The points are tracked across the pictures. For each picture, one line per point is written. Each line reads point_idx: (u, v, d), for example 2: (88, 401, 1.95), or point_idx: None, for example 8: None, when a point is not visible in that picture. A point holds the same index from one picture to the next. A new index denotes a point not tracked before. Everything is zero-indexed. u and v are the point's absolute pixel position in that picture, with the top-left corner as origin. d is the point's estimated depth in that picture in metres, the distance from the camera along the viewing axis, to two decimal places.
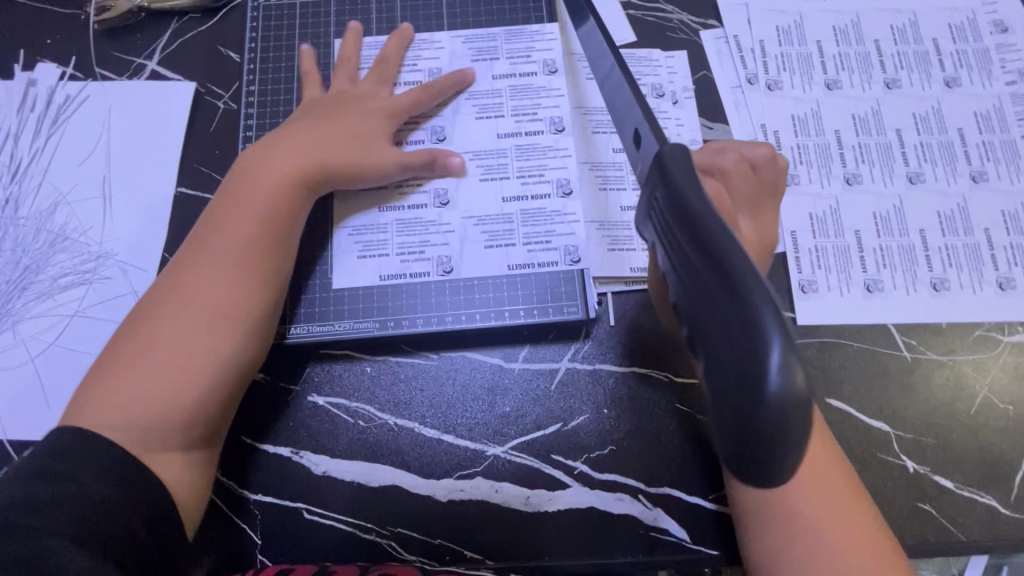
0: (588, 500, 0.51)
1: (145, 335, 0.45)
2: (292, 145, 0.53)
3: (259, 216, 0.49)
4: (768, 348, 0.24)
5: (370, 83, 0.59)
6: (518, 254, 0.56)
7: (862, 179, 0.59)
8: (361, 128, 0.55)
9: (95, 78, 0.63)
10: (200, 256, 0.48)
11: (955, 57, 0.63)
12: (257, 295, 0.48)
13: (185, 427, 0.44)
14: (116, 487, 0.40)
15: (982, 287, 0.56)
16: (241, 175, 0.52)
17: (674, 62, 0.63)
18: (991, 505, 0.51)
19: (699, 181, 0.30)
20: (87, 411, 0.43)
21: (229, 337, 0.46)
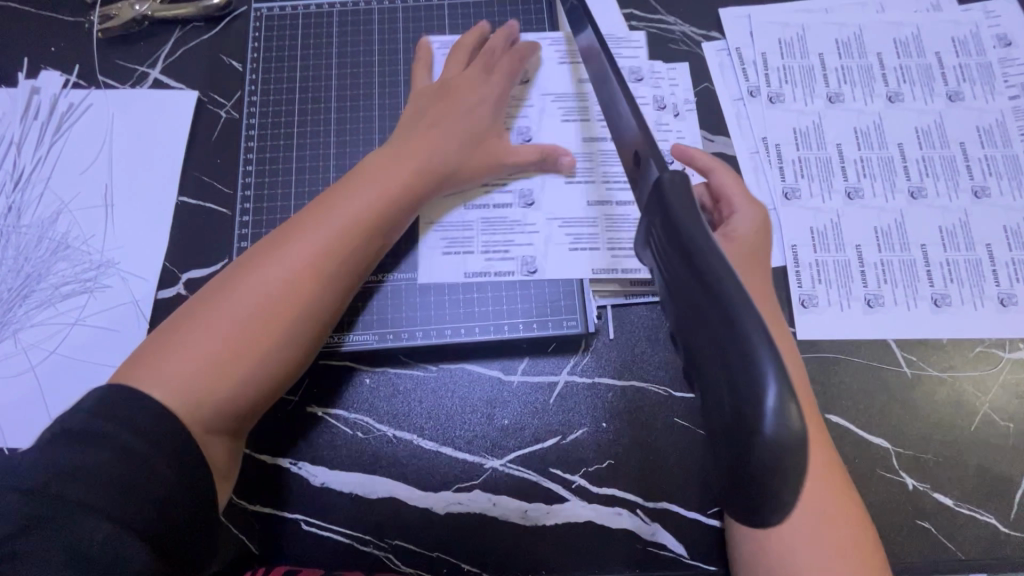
0: (586, 514, 0.51)
1: (221, 310, 0.45)
2: (406, 143, 0.54)
3: (362, 213, 0.50)
4: (765, 389, 0.25)
5: (479, 73, 0.59)
6: (510, 263, 0.57)
7: (863, 193, 0.59)
8: (472, 126, 0.57)
9: (99, 87, 0.63)
10: (294, 242, 0.48)
11: (957, 71, 0.63)
12: (333, 293, 0.48)
13: (238, 415, 0.45)
14: (172, 467, 0.39)
15: (983, 303, 0.56)
16: (351, 173, 0.52)
17: (676, 73, 0.63)
18: (990, 523, 0.50)
19: (697, 211, 0.30)
20: (154, 377, 0.42)
21: (299, 332, 0.47)
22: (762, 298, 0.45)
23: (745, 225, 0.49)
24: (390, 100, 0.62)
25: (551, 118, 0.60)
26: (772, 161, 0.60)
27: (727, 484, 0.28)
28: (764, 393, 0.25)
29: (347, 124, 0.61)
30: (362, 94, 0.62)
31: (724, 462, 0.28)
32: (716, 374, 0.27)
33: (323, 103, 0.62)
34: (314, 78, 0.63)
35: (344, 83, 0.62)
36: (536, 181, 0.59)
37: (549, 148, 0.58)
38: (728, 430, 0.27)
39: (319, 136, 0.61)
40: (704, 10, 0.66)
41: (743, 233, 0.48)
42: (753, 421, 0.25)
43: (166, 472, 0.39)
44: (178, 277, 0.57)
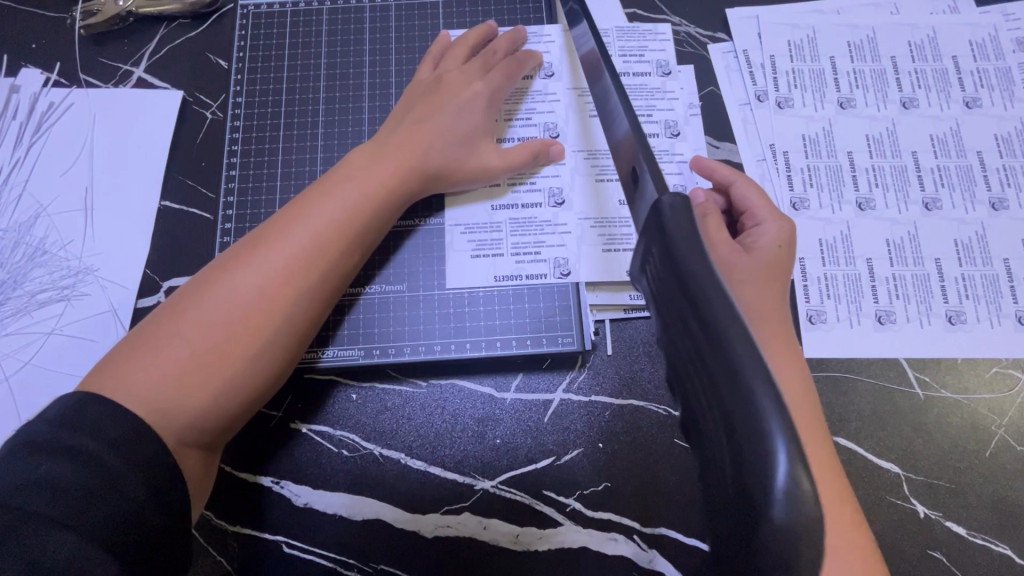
0: (580, 539, 0.49)
1: (193, 317, 0.43)
2: (394, 142, 0.51)
3: (345, 216, 0.47)
4: (775, 464, 0.23)
5: (476, 70, 0.56)
6: (506, 265, 0.54)
7: (875, 204, 0.56)
8: (464, 127, 0.54)
9: (80, 85, 0.61)
10: (272, 245, 0.45)
11: (975, 76, 0.60)
12: (315, 300, 0.46)
13: (213, 428, 0.43)
14: (144, 485, 0.37)
15: (1000, 321, 0.53)
16: (333, 171, 0.50)
17: (681, 76, 0.60)
18: (1006, 555, 0.48)
19: (702, 245, 0.28)
20: (122, 387, 0.40)
21: (276, 341, 0.44)
22: (775, 317, 0.42)
23: (768, 240, 0.46)
24: (381, 102, 0.59)
25: (577, 112, 0.58)
26: (779, 169, 0.58)
27: (732, 545, 0.27)
28: (773, 468, 0.23)
29: (335, 127, 0.59)
30: (352, 96, 0.60)
31: (726, 523, 0.27)
32: (720, 436, 0.25)
33: (312, 104, 0.59)
34: (302, 79, 0.60)
35: (334, 84, 0.60)
36: (566, 178, 0.56)
37: (548, 148, 0.55)
38: (732, 498, 0.25)
39: (306, 139, 0.58)
40: (710, 11, 0.63)
41: (764, 248, 0.45)
42: (762, 495, 0.23)
43: (136, 487, 0.37)
44: (158, 286, 0.55)
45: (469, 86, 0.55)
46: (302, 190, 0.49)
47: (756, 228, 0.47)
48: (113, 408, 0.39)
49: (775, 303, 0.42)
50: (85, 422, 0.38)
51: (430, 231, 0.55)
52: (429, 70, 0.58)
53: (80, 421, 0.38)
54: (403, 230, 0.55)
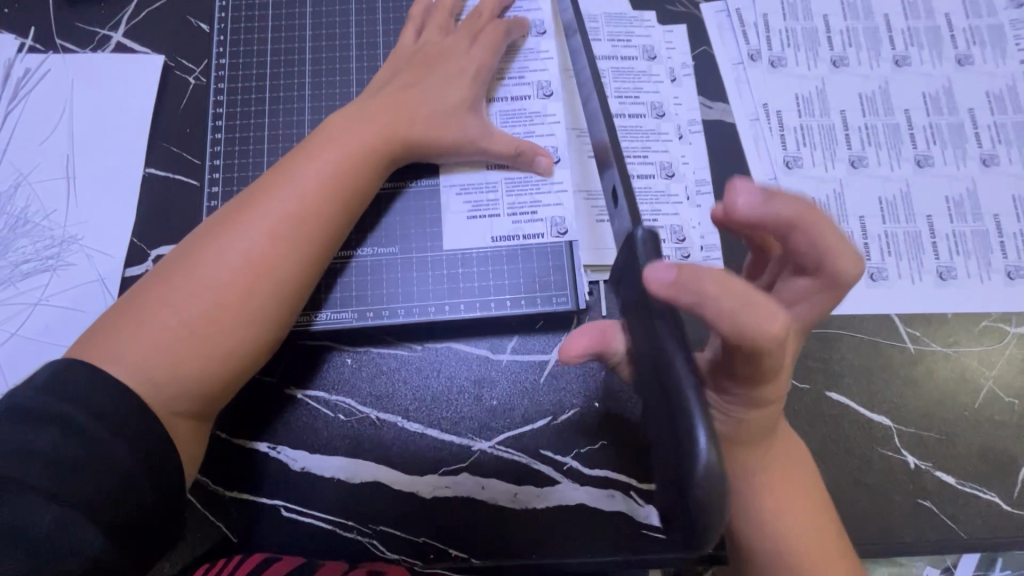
0: (578, 496, 0.49)
1: (179, 284, 0.43)
2: (376, 106, 0.50)
3: (327, 177, 0.47)
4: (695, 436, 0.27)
5: (464, 41, 0.55)
6: (503, 226, 0.54)
7: (867, 162, 0.56)
8: (452, 100, 0.52)
9: (57, 51, 0.59)
10: (255, 209, 0.45)
11: (968, 34, 0.60)
12: (304, 262, 0.46)
13: (206, 394, 0.42)
14: (135, 448, 0.38)
15: (989, 276, 0.54)
16: (315, 133, 0.49)
17: (673, 36, 0.60)
18: (993, 502, 0.49)
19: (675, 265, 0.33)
20: (111, 354, 0.40)
21: (264, 303, 0.44)
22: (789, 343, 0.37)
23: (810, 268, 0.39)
24: (369, 63, 0.58)
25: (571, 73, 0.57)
26: (772, 129, 0.57)
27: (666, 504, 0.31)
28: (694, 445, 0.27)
29: (323, 90, 0.57)
30: (339, 58, 0.58)
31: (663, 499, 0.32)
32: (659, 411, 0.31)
33: (298, 67, 0.58)
34: (287, 41, 0.59)
35: (320, 46, 0.58)
36: (561, 137, 0.55)
37: (532, 151, 0.53)
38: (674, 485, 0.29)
39: (293, 102, 0.57)
40: None
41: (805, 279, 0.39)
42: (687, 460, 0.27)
43: (123, 453, 0.37)
44: (147, 254, 0.54)
45: (456, 60, 0.54)
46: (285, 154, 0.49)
47: (786, 276, 0.41)
48: (104, 373, 0.39)
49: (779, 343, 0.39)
50: (74, 388, 0.38)
51: (420, 192, 0.54)
52: (412, 36, 0.56)
53: (68, 389, 0.38)
54: (395, 191, 0.54)
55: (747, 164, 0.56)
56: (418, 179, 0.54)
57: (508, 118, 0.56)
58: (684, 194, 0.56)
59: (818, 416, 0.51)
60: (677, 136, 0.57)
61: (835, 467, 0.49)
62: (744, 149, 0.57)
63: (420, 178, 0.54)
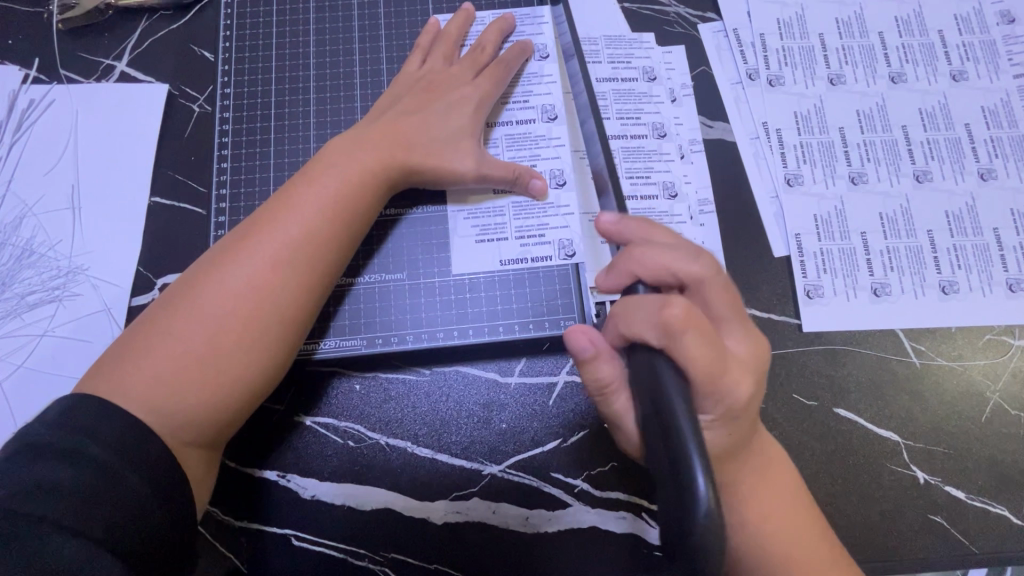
0: (589, 519, 0.49)
1: (183, 313, 0.43)
2: (378, 131, 0.51)
3: (328, 202, 0.47)
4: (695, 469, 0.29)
5: (465, 70, 0.56)
6: (510, 249, 0.54)
7: (867, 178, 0.57)
8: (453, 130, 0.52)
9: (61, 81, 0.59)
10: (257, 236, 0.45)
11: (961, 50, 0.61)
12: (307, 287, 0.46)
13: (212, 422, 0.42)
14: (146, 482, 0.37)
15: (992, 289, 0.54)
16: (316, 157, 0.50)
17: (672, 57, 0.61)
18: (1004, 515, 0.49)
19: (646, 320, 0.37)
20: (119, 387, 0.40)
21: (268, 330, 0.44)
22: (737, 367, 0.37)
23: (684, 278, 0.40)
24: (373, 89, 0.58)
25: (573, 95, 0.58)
26: (772, 147, 0.58)
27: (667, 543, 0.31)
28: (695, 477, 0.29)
29: (327, 115, 0.58)
30: (343, 83, 0.59)
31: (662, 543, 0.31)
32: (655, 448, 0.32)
33: (302, 94, 0.58)
34: (291, 68, 0.59)
35: (324, 72, 0.59)
36: (566, 160, 0.56)
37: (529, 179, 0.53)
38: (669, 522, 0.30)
39: (298, 129, 0.57)
40: None
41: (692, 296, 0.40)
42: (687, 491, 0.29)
43: (135, 483, 0.37)
44: (153, 283, 0.54)
45: (456, 88, 0.54)
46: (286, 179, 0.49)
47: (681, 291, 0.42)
48: (112, 406, 0.39)
49: (749, 351, 0.39)
50: (86, 419, 0.38)
51: (427, 217, 0.55)
52: (417, 63, 0.56)
53: (80, 420, 0.38)
54: (402, 216, 0.54)
55: (748, 182, 0.57)
56: (425, 204, 0.55)
57: (513, 142, 0.56)
58: (687, 213, 0.56)
59: (827, 433, 0.51)
60: (680, 156, 0.57)
61: (845, 484, 0.50)
62: (745, 168, 0.57)
63: (427, 203, 0.55)
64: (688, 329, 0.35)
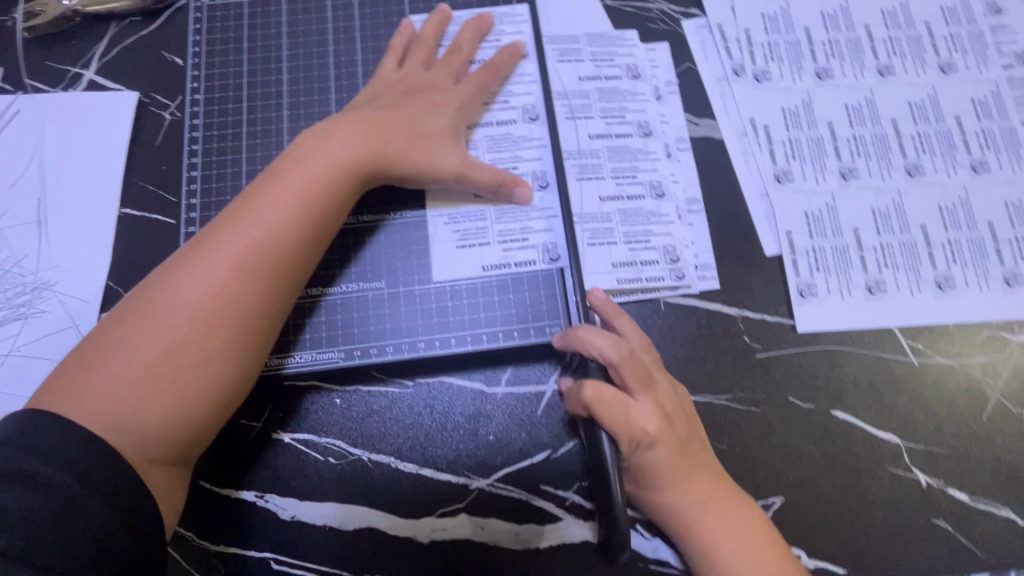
0: (582, 533, 0.47)
1: (146, 321, 0.41)
2: (349, 128, 0.49)
3: (297, 202, 0.45)
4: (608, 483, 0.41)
5: (445, 70, 0.54)
6: (493, 254, 0.52)
7: (858, 173, 0.56)
8: (433, 130, 0.51)
9: (27, 91, 0.57)
10: (222, 238, 0.43)
11: (949, 41, 0.60)
12: (273, 289, 0.44)
13: (175, 435, 0.40)
14: (110, 507, 0.35)
15: (988, 284, 0.53)
16: (283, 154, 0.48)
17: (655, 54, 0.59)
18: (1010, 518, 0.47)
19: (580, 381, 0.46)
20: (76, 402, 0.38)
21: (236, 337, 0.42)
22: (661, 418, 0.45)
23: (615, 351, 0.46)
24: (350, 92, 0.57)
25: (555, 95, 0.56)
26: (761, 143, 0.57)
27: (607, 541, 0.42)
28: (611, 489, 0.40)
29: (303, 120, 0.56)
30: (318, 87, 0.57)
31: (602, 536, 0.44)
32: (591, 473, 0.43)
33: (276, 98, 0.57)
34: (264, 73, 0.57)
35: (298, 76, 0.57)
36: (549, 160, 0.54)
37: (516, 182, 0.52)
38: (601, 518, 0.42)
39: (273, 135, 0.56)
40: None
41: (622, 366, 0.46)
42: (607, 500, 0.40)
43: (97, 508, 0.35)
44: (122, 298, 0.52)
45: (437, 90, 0.53)
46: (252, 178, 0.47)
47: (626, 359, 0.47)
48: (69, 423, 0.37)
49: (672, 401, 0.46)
50: (44, 441, 0.36)
51: (406, 222, 0.53)
52: (394, 65, 0.55)
53: (37, 442, 0.36)
54: (380, 222, 0.53)
55: (737, 180, 0.56)
56: (405, 210, 0.53)
57: (495, 143, 0.55)
58: (675, 213, 0.55)
59: (824, 437, 0.49)
60: (666, 155, 0.56)
61: (846, 489, 0.48)
62: (733, 165, 0.56)
63: (407, 209, 0.53)
64: (607, 402, 0.44)
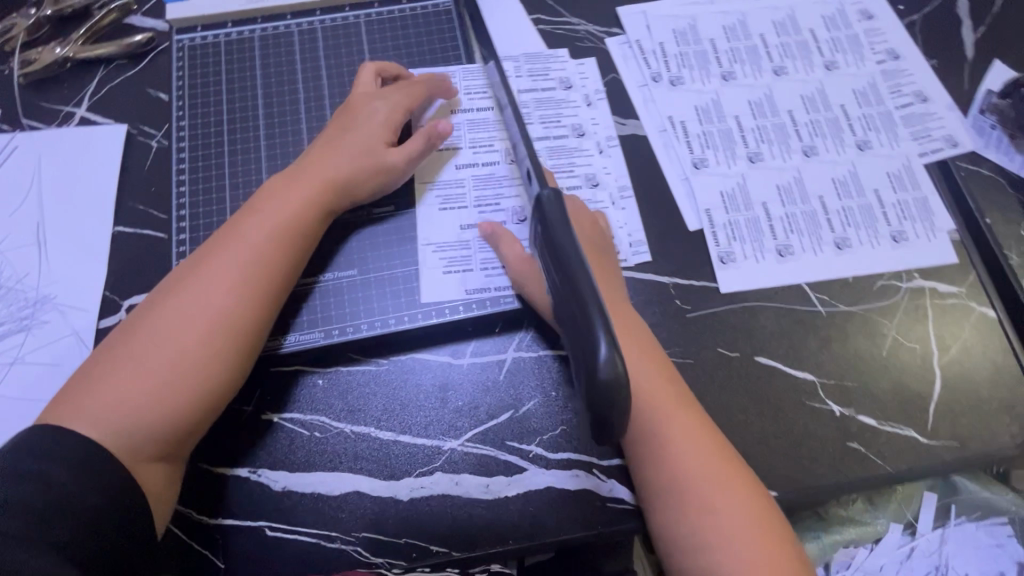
0: (545, 480, 0.53)
1: (143, 338, 0.47)
2: (309, 162, 0.56)
3: (271, 229, 0.51)
4: (599, 341, 0.33)
5: (383, 93, 0.62)
6: (475, 279, 0.59)
7: (763, 157, 0.65)
8: (365, 138, 0.58)
9: (24, 129, 0.64)
10: (211, 265, 0.50)
11: (831, 44, 0.71)
12: (255, 311, 0.49)
13: (167, 439, 0.46)
14: (102, 493, 0.42)
15: (879, 242, 0.62)
16: (262, 191, 0.55)
17: (585, 67, 0.69)
18: (911, 437, 0.55)
19: (565, 221, 0.38)
20: (79, 415, 0.44)
21: (221, 351, 0.47)
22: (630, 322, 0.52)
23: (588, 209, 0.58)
24: (318, 113, 0.64)
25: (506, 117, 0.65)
26: (679, 137, 0.66)
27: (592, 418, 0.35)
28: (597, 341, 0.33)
29: (276, 140, 0.63)
30: (290, 110, 0.64)
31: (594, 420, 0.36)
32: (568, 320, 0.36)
33: (253, 122, 0.64)
34: (241, 101, 0.65)
35: (272, 102, 0.65)
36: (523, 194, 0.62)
37: (437, 128, 0.60)
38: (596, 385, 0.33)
39: (251, 153, 0.63)
40: (604, 10, 0.72)
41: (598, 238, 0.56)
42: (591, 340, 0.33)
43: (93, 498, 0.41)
44: (119, 305, 0.57)
45: (364, 107, 0.60)
46: (236, 212, 0.54)
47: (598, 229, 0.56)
48: (75, 436, 0.43)
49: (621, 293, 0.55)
50: (40, 447, 0.42)
51: (374, 220, 0.60)
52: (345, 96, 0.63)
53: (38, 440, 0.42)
54: (350, 222, 0.60)
55: (661, 168, 0.64)
56: (374, 209, 0.60)
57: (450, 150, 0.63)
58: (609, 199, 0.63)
59: (750, 379, 0.56)
60: (598, 151, 0.65)
61: (771, 422, 0.55)
62: (657, 156, 0.65)
63: (375, 209, 0.60)
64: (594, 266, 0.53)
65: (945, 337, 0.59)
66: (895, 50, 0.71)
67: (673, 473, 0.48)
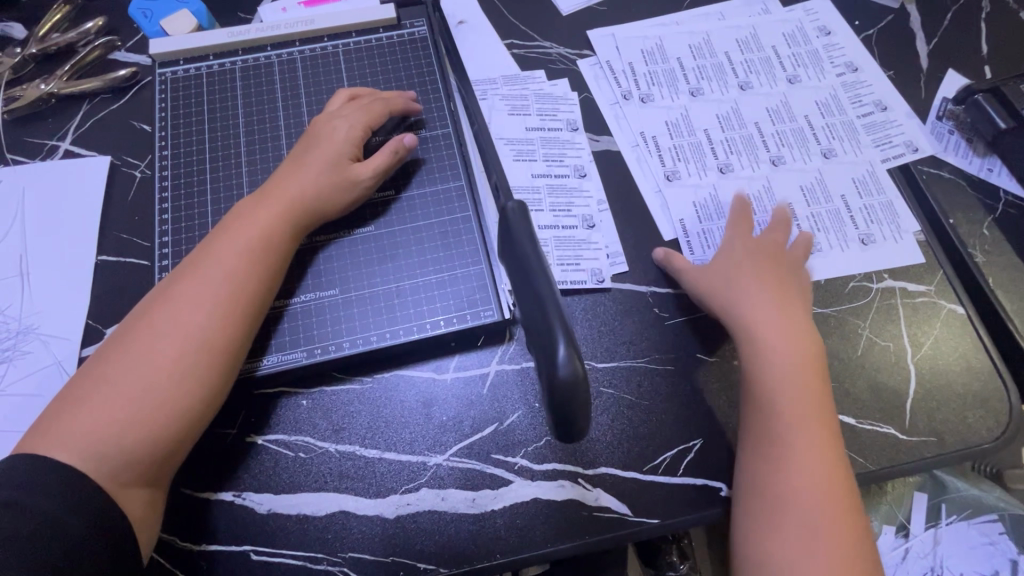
0: (532, 492, 0.53)
1: (121, 365, 0.47)
2: (275, 183, 0.57)
3: (245, 250, 0.52)
4: (558, 347, 0.34)
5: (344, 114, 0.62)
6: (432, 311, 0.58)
7: (733, 168, 0.67)
8: (326, 157, 0.58)
9: (8, 164, 0.65)
10: (186, 289, 0.50)
11: (793, 59, 0.74)
12: (234, 331, 0.50)
13: (148, 463, 0.46)
14: (83, 522, 0.42)
15: (848, 244, 0.64)
16: (232, 214, 0.55)
17: (557, 88, 0.71)
18: (890, 434, 0.56)
19: (530, 232, 0.40)
20: (56, 446, 0.44)
21: (201, 373, 0.48)
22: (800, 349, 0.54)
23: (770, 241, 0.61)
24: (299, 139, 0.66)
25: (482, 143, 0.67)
26: (651, 151, 0.68)
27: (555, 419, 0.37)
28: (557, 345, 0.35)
29: (258, 166, 0.65)
30: (271, 136, 0.66)
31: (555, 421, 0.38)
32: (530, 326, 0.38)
33: (234, 149, 0.65)
34: (223, 129, 0.66)
35: (253, 130, 0.66)
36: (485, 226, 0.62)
37: (403, 142, 0.61)
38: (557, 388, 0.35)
39: (232, 179, 0.64)
40: (574, 33, 0.75)
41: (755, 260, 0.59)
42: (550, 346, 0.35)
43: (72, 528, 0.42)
44: (101, 333, 0.58)
45: (326, 128, 0.61)
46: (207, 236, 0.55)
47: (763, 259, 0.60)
48: (52, 466, 0.43)
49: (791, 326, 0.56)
50: (13, 480, 0.42)
51: (355, 239, 0.61)
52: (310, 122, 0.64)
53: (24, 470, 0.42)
54: (331, 241, 0.60)
55: (634, 181, 0.66)
56: (355, 228, 0.61)
57: (430, 170, 0.64)
58: (585, 212, 0.64)
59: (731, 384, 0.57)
60: (573, 166, 0.67)
61: None
62: (630, 170, 0.67)
63: (356, 227, 0.61)
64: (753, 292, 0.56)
65: (918, 335, 0.60)
66: (853, 63, 0.74)
67: (782, 495, 0.49)
